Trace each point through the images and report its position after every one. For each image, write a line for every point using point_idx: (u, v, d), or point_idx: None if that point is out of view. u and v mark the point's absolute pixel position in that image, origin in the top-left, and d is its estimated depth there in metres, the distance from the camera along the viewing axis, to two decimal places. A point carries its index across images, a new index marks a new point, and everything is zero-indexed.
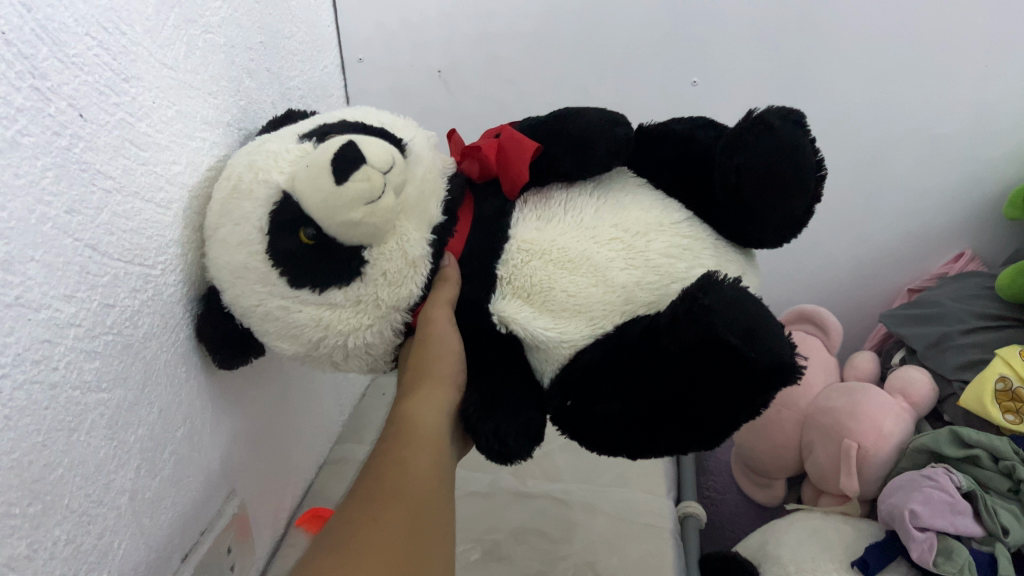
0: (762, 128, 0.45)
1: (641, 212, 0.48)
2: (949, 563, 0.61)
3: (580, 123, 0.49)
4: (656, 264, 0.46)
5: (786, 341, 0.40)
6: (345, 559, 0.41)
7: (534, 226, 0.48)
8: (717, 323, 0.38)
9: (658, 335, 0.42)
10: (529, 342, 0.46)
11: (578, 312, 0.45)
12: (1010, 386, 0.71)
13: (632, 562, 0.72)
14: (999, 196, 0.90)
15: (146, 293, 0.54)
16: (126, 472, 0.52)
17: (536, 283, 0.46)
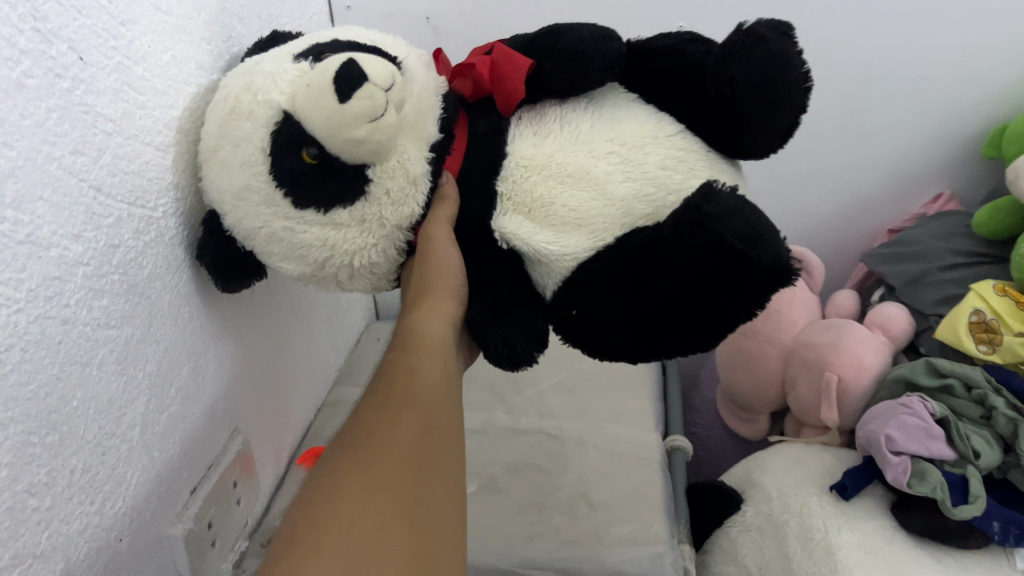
0: (753, 39, 0.47)
1: (636, 126, 0.50)
2: (921, 483, 0.64)
3: (573, 37, 0.50)
4: (651, 176, 0.47)
5: (784, 244, 0.43)
6: (360, 460, 0.46)
7: (531, 141, 0.50)
8: (722, 229, 0.42)
9: (660, 243, 0.45)
10: (531, 257, 0.49)
11: (579, 225, 0.47)
12: (984, 319, 0.74)
13: (622, 491, 0.75)
14: (978, 137, 0.92)
15: (149, 234, 0.55)
16: (137, 407, 0.54)
17: (536, 199, 0.48)
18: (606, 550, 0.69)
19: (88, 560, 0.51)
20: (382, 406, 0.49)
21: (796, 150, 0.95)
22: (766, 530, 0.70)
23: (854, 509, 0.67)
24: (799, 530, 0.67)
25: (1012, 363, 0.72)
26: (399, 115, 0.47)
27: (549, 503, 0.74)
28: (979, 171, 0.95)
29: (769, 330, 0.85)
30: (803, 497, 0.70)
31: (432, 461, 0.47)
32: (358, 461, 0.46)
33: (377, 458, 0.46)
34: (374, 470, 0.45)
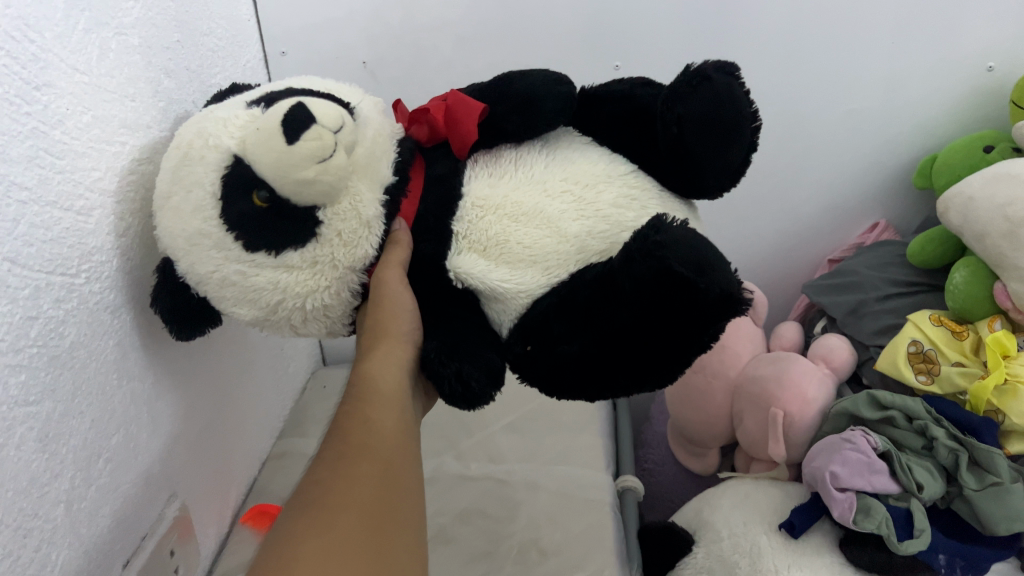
0: (699, 81, 0.46)
1: (589, 166, 0.49)
2: (867, 519, 0.64)
3: (524, 82, 0.50)
4: (604, 214, 0.46)
5: (734, 275, 0.41)
6: (314, 519, 0.42)
7: (486, 182, 0.49)
8: (670, 257, 0.39)
9: (613, 276, 0.43)
10: (486, 295, 0.47)
11: (534, 262, 0.45)
12: (921, 349, 0.75)
13: (575, 535, 0.74)
14: (909, 166, 0.94)
15: (71, 302, 0.53)
16: (61, 483, 0.52)
17: (491, 236, 0.46)
18: None
19: None
20: (339, 458, 0.45)
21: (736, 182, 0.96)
22: (717, 571, 0.70)
23: (804, 546, 0.67)
24: (750, 569, 0.67)
25: (949, 393, 0.73)
26: (350, 157, 0.47)
27: (501, 552, 0.73)
28: (912, 199, 0.97)
29: (715, 366, 0.85)
30: (753, 536, 0.70)
31: (395, 516, 0.44)
32: (318, 515, 0.42)
33: (339, 513, 0.42)
34: (337, 525, 0.42)
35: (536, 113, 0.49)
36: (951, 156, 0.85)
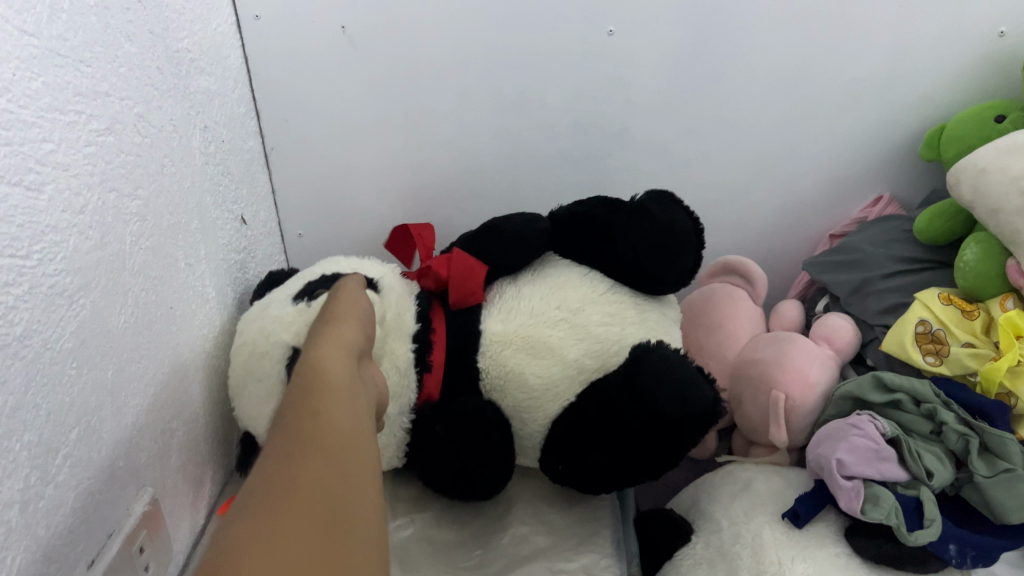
0: (659, 352, 0.68)
1: (574, 292, 0.75)
2: (876, 509, 0.61)
3: (510, 226, 0.77)
4: (597, 337, 0.72)
5: (709, 395, 0.66)
6: (274, 502, 0.38)
7: (500, 319, 0.74)
8: (661, 395, 0.65)
9: (631, 385, 0.67)
10: (503, 381, 0.72)
11: (549, 386, 0.71)
12: (930, 329, 0.72)
13: (568, 526, 0.71)
14: (913, 138, 0.90)
15: (21, 287, 0.49)
16: (14, 483, 0.48)
17: (507, 374, 0.72)
18: None
19: None
20: (284, 456, 0.41)
21: (734, 155, 0.92)
22: (717, 563, 0.67)
23: (808, 537, 0.64)
24: (752, 561, 0.64)
25: (958, 374, 0.70)
26: None
27: (491, 543, 0.70)
28: (917, 173, 0.93)
29: (712, 347, 0.83)
30: (756, 526, 0.67)
31: (347, 511, 0.39)
32: (273, 512, 0.37)
33: (286, 514, 0.37)
34: (284, 529, 0.37)
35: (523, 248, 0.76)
36: (960, 126, 0.81)
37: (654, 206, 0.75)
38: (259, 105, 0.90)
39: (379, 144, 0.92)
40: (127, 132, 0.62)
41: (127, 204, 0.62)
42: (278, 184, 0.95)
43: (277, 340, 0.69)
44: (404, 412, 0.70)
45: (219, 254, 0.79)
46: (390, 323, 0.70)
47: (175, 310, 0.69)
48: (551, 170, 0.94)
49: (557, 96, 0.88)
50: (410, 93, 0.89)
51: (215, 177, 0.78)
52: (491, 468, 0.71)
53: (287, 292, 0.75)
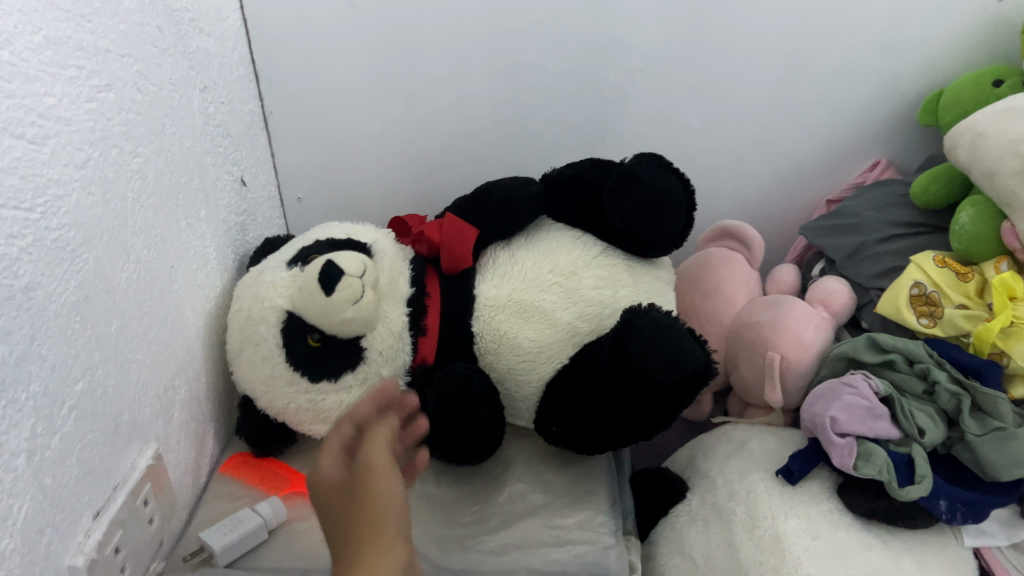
0: (642, 315, 0.66)
1: (566, 255, 0.75)
2: (868, 465, 0.62)
3: (500, 191, 0.77)
4: (588, 298, 0.72)
5: (697, 355, 0.64)
6: None
7: (492, 284, 0.75)
8: (649, 362, 0.63)
9: (620, 350, 0.65)
10: (496, 347, 0.73)
11: (542, 350, 0.72)
12: (924, 291, 0.73)
13: (565, 483, 0.72)
14: (913, 103, 0.90)
15: (24, 240, 0.49)
16: (21, 432, 0.49)
17: (500, 338, 0.73)
18: (550, 547, 0.64)
19: None
20: None
21: (733, 120, 0.92)
22: (713, 520, 0.68)
23: (801, 494, 0.65)
24: (747, 517, 0.65)
25: (952, 336, 0.71)
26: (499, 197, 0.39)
27: (490, 499, 0.70)
28: (914, 138, 0.93)
29: (708, 311, 0.83)
30: (751, 484, 0.68)
31: None
32: None
33: None
34: None
35: (513, 212, 0.77)
36: (958, 90, 0.82)
37: (641, 169, 0.73)
38: (257, 68, 0.89)
39: (378, 107, 0.92)
40: (127, 90, 0.62)
41: (128, 161, 0.62)
42: (277, 148, 0.96)
43: (272, 305, 0.70)
44: (400, 374, 0.73)
45: (219, 215, 0.79)
46: (385, 289, 0.72)
47: (176, 269, 0.69)
48: (550, 135, 0.94)
49: (556, 60, 0.88)
50: (410, 56, 0.88)
51: (215, 138, 0.79)
52: (483, 433, 0.69)
53: (280, 258, 0.75)
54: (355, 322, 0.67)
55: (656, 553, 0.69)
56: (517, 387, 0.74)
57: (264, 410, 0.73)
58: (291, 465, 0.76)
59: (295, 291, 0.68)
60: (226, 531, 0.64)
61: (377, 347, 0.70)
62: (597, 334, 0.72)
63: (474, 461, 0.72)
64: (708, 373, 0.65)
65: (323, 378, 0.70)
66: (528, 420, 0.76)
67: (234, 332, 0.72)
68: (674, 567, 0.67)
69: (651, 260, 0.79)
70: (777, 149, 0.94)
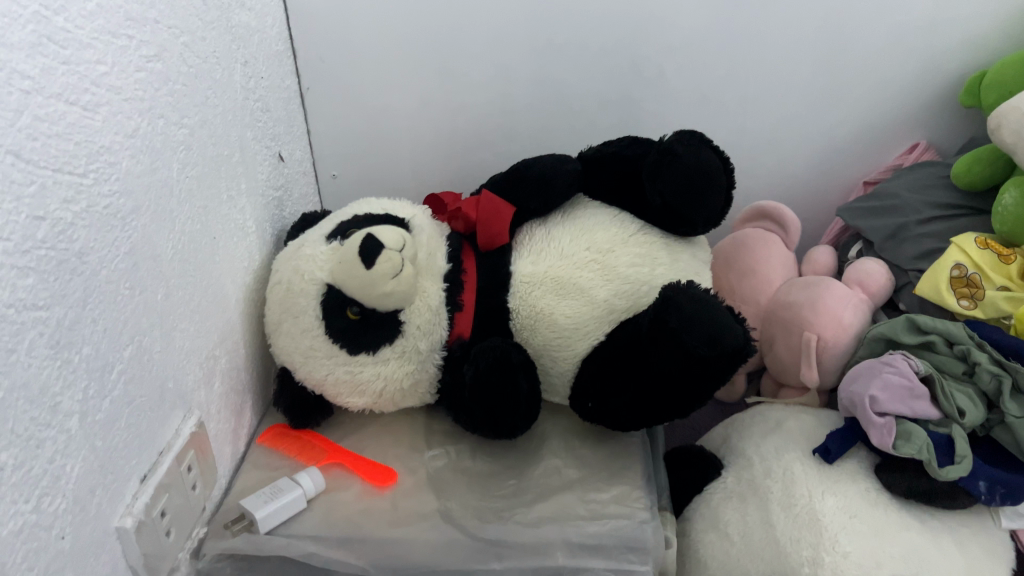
0: (682, 291, 0.66)
1: (604, 233, 0.75)
2: (907, 444, 0.62)
3: (537, 169, 0.78)
4: (625, 276, 0.72)
5: (737, 334, 0.64)
6: None
7: (529, 261, 0.75)
8: (689, 339, 0.63)
9: (659, 327, 0.65)
10: (532, 323, 0.73)
11: (579, 326, 0.72)
12: (965, 273, 0.72)
13: (599, 459, 0.72)
14: (954, 83, 0.89)
15: (79, 205, 0.50)
16: (74, 393, 0.50)
17: (536, 314, 0.73)
18: (586, 520, 0.64)
19: (27, 563, 0.45)
20: None
21: (771, 101, 0.91)
22: (749, 497, 0.68)
23: (838, 472, 0.65)
24: (784, 495, 0.65)
25: (993, 318, 0.71)
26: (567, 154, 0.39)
27: (526, 473, 0.71)
28: (955, 119, 0.92)
29: (744, 291, 0.83)
30: (787, 462, 0.68)
31: None
32: None
33: None
34: None
35: (550, 190, 0.77)
36: (1002, 71, 0.81)
37: (681, 145, 0.73)
38: (295, 43, 0.90)
39: (414, 85, 0.92)
40: (173, 61, 0.63)
41: (174, 131, 0.63)
42: (313, 123, 0.96)
43: (312, 278, 0.70)
44: (437, 349, 0.73)
45: (258, 188, 0.79)
46: (422, 263, 0.72)
47: (218, 240, 0.70)
48: (585, 113, 0.94)
49: (594, 36, 0.88)
50: (447, 34, 0.88)
51: (255, 112, 0.79)
52: (521, 408, 0.69)
53: (319, 232, 0.75)
54: (394, 295, 0.67)
55: (690, 529, 0.70)
56: (552, 363, 0.74)
57: (302, 382, 0.74)
58: (328, 438, 0.76)
59: (335, 264, 0.69)
60: (267, 499, 0.65)
61: (415, 320, 0.71)
62: (634, 311, 0.72)
63: (511, 435, 0.72)
64: (749, 352, 0.65)
65: (362, 351, 0.71)
66: (563, 396, 0.76)
67: (274, 305, 0.73)
68: (710, 543, 0.67)
69: (688, 238, 0.78)
70: (814, 131, 0.94)
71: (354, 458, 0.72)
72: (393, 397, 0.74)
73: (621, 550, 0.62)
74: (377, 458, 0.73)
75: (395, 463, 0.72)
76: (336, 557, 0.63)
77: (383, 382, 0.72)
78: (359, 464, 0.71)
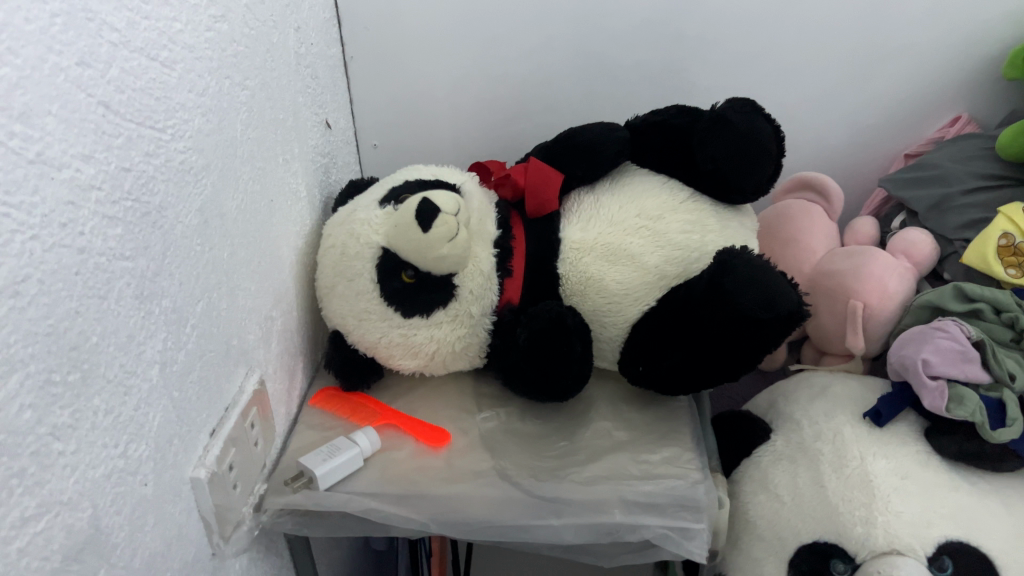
0: (736, 255, 0.68)
1: (653, 200, 0.76)
2: (960, 408, 0.63)
3: (586, 136, 0.78)
4: (676, 242, 0.73)
5: (791, 299, 0.65)
6: None
7: (578, 228, 0.76)
8: (746, 302, 0.64)
9: (715, 290, 0.66)
10: (582, 289, 0.74)
11: (630, 292, 0.73)
12: (1013, 242, 0.73)
13: (648, 423, 0.74)
14: (998, 56, 0.90)
15: (159, 159, 0.51)
16: (156, 343, 0.51)
17: (586, 280, 0.74)
18: (641, 480, 0.66)
19: (116, 507, 0.46)
20: None
21: (812, 73, 0.92)
22: (798, 459, 0.69)
23: (888, 435, 0.67)
24: (835, 457, 0.66)
25: None
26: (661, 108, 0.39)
27: (576, 435, 0.72)
28: (997, 93, 0.92)
29: (787, 261, 0.84)
30: (836, 426, 0.69)
31: None
32: None
33: None
34: None
35: (599, 157, 0.77)
36: None
37: (733, 113, 0.73)
38: (340, 12, 0.90)
39: (457, 54, 0.93)
40: (237, 22, 0.63)
41: (238, 93, 0.63)
42: (356, 93, 0.97)
43: (367, 242, 0.71)
44: (488, 314, 0.74)
45: (309, 153, 0.80)
46: (474, 228, 0.72)
47: (274, 203, 0.71)
48: (627, 84, 0.94)
49: (639, 5, 0.88)
50: (492, 3, 0.89)
51: (306, 78, 0.80)
52: (574, 370, 0.71)
53: (371, 197, 0.76)
54: (449, 259, 0.68)
55: (739, 491, 0.71)
56: (601, 329, 0.75)
57: (355, 345, 0.75)
58: (378, 401, 0.78)
59: (391, 228, 0.69)
60: (326, 457, 0.66)
61: (468, 285, 0.71)
62: (685, 277, 0.73)
63: (562, 398, 0.73)
64: (802, 318, 0.66)
65: (416, 314, 0.72)
66: (611, 361, 0.77)
67: (328, 268, 0.74)
68: (760, 504, 0.69)
69: (735, 206, 0.79)
70: (854, 104, 0.94)
71: (408, 420, 0.73)
72: (444, 359, 0.75)
73: (676, 508, 0.63)
74: (429, 420, 0.74)
75: (448, 425, 0.74)
76: (394, 512, 0.64)
77: (436, 345, 0.73)
78: (413, 426, 0.73)
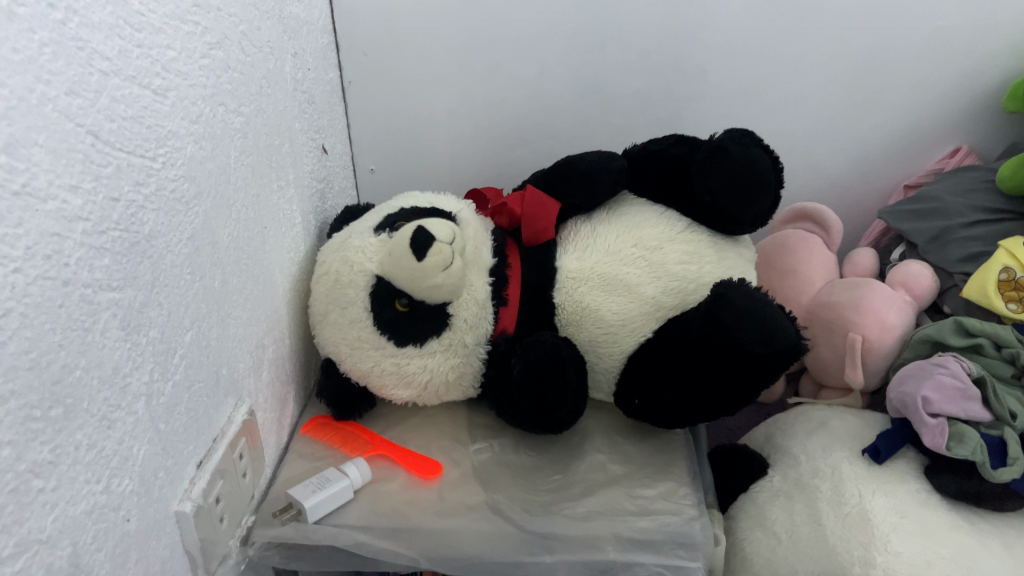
0: (732, 286, 0.67)
1: (650, 229, 0.75)
2: (960, 446, 0.62)
3: (582, 164, 0.78)
4: (673, 274, 0.72)
5: (791, 332, 0.64)
6: None
7: (574, 256, 0.75)
8: (743, 336, 0.63)
9: (710, 323, 0.65)
10: (577, 319, 0.73)
11: (626, 322, 0.72)
12: (1013, 276, 0.72)
13: (644, 456, 0.73)
14: (997, 88, 0.90)
15: (149, 188, 0.50)
16: (142, 375, 0.50)
17: (582, 310, 0.73)
18: (635, 516, 0.65)
19: (98, 544, 0.45)
20: None
21: (810, 104, 0.92)
22: (796, 496, 0.68)
23: (888, 473, 0.66)
24: (833, 494, 0.66)
25: None
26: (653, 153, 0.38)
27: (571, 467, 0.71)
28: (998, 124, 0.93)
29: (786, 291, 0.83)
30: (835, 462, 0.68)
31: None
32: None
33: None
34: None
35: (595, 185, 0.77)
36: None
37: (730, 144, 0.72)
38: (339, 36, 0.90)
39: (456, 81, 0.93)
40: (233, 50, 0.63)
41: (232, 119, 0.63)
42: (353, 117, 0.96)
43: (361, 269, 0.71)
44: (482, 343, 0.73)
45: (304, 179, 0.80)
46: (470, 256, 0.71)
47: (268, 230, 0.70)
48: (627, 111, 0.94)
49: (638, 34, 0.88)
50: (490, 31, 0.89)
51: (303, 103, 0.79)
52: (570, 403, 0.70)
53: (366, 224, 0.75)
54: (444, 287, 0.67)
55: (735, 527, 0.70)
56: (598, 359, 0.74)
57: (347, 373, 0.74)
58: (371, 430, 0.77)
59: (385, 256, 0.68)
60: (316, 489, 0.65)
61: (463, 314, 0.70)
62: (682, 308, 0.72)
63: (557, 430, 0.72)
64: (803, 351, 0.65)
65: (409, 344, 0.71)
66: (607, 392, 0.77)
67: (321, 296, 0.73)
68: (756, 541, 0.68)
69: (734, 236, 0.78)
70: (853, 135, 0.94)
71: (400, 450, 0.73)
72: (438, 389, 0.75)
73: (671, 546, 0.62)
74: (423, 451, 0.73)
75: (440, 455, 0.73)
76: (385, 548, 0.63)
77: (430, 374, 0.72)
78: (405, 457, 0.72)
